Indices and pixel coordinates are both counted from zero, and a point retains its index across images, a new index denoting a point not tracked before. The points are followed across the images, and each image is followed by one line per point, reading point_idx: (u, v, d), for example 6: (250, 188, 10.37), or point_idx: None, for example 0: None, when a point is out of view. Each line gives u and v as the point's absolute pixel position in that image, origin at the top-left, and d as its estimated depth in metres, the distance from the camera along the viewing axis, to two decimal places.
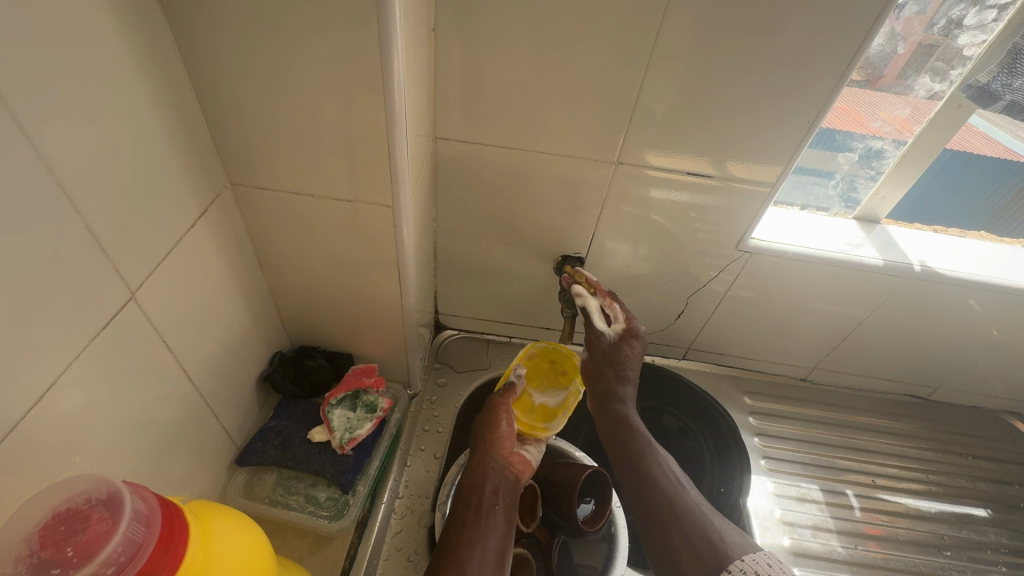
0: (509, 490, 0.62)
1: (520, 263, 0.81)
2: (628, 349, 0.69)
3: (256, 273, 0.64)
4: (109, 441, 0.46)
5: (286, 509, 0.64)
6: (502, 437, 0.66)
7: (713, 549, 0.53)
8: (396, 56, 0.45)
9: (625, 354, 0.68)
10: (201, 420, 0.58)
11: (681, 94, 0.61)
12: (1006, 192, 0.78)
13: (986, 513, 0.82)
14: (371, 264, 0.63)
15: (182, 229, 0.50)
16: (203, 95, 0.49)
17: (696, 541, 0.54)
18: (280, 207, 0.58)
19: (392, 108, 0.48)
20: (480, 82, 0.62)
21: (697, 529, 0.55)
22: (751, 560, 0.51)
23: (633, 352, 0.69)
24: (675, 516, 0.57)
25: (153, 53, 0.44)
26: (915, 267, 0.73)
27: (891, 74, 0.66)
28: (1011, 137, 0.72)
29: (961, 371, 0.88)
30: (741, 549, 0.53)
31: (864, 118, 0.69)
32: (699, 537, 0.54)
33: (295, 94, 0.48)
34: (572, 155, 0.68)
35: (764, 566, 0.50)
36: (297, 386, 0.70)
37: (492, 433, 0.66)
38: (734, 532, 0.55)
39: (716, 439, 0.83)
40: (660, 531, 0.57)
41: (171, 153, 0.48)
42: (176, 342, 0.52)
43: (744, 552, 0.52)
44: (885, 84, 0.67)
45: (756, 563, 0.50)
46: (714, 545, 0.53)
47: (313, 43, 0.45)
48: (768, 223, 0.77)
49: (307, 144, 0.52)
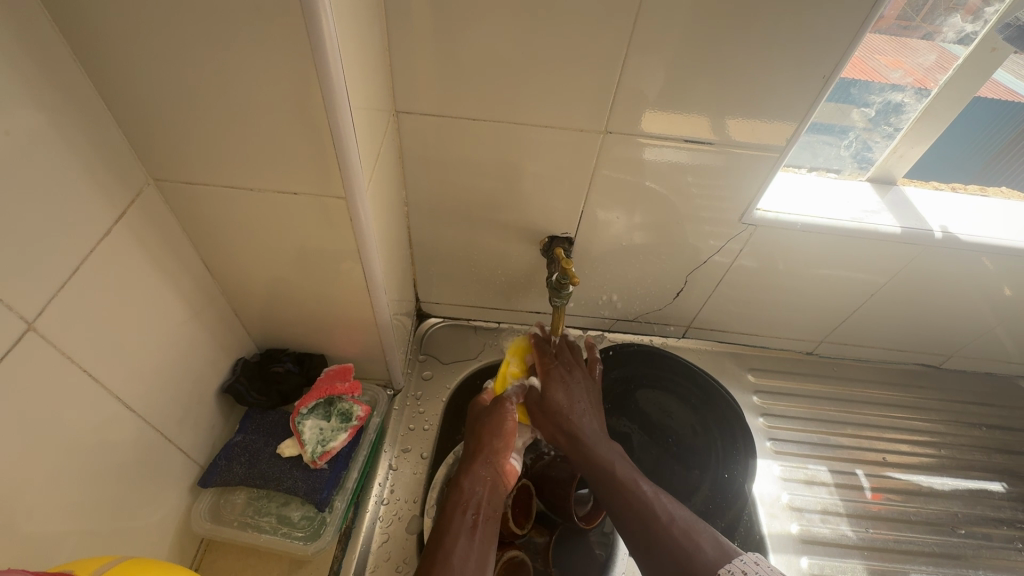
0: (490, 500, 0.58)
1: (503, 247, 0.74)
2: (570, 383, 0.67)
3: (202, 276, 0.58)
4: (38, 490, 0.41)
5: (257, 533, 0.60)
6: (506, 437, 0.64)
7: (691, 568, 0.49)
8: (326, 21, 0.38)
9: (561, 395, 0.66)
10: (153, 446, 0.53)
11: (676, 55, 0.53)
12: (1010, 133, 0.68)
13: (1002, 487, 0.79)
14: (333, 261, 0.56)
15: (92, 242, 0.43)
16: (97, 76, 0.41)
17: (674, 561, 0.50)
18: (217, 204, 0.51)
19: (328, 88, 0.41)
20: (441, 43, 0.54)
21: (682, 556, 0.50)
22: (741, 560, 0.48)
23: (576, 387, 0.68)
24: (663, 547, 0.51)
25: (17, 27, 0.35)
26: (936, 233, 0.67)
27: (889, 16, 0.56)
28: (1012, 75, 0.61)
29: (978, 338, 0.83)
30: (717, 566, 0.48)
31: (866, 66, 0.60)
32: (674, 554, 0.50)
33: (208, 70, 0.40)
34: (552, 127, 0.60)
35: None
36: (264, 397, 0.65)
37: (486, 443, 0.63)
38: (691, 518, 0.54)
39: (723, 427, 0.77)
40: (651, 563, 0.52)
41: (62, 152, 0.40)
42: (103, 370, 0.46)
43: (724, 562, 0.49)
44: (881, 28, 0.57)
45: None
46: (690, 557, 0.50)
47: (223, 10, 0.37)
48: (777, 191, 0.70)
49: (236, 133, 0.45)
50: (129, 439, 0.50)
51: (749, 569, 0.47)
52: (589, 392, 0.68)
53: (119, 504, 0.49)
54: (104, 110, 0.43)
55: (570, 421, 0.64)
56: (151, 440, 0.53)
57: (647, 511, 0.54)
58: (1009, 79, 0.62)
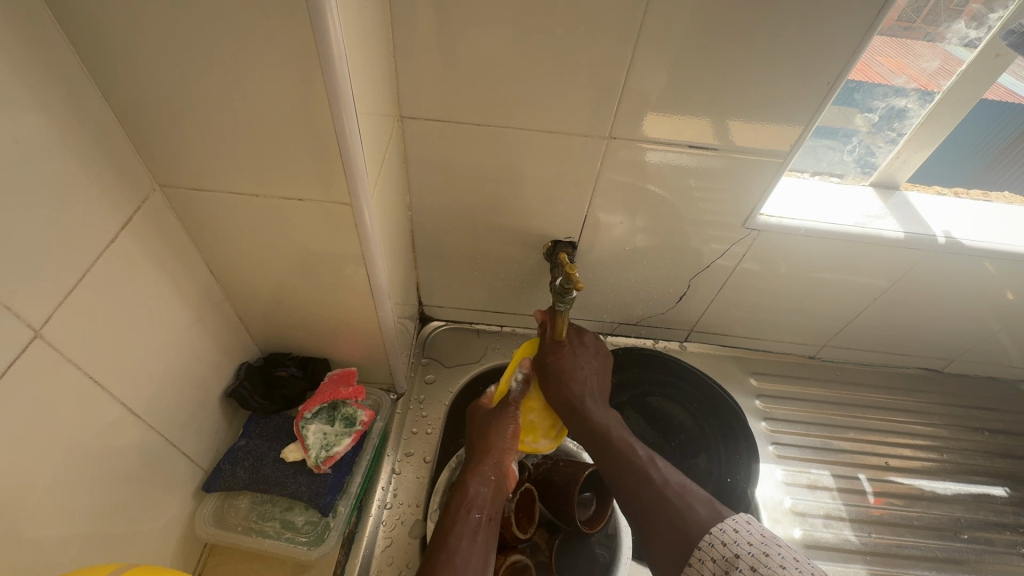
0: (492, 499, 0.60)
1: (506, 251, 0.74)
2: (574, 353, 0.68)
3: (206, 281, 0.58)
4: (43, 497, 0.41)
5: (261, 538, 0.60)
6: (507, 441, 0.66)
7: (682, 530, 0.48)
8: (332, 29, 0.38)
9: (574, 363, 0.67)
10: (158, 451, 0.53)
11: (680, 60, 0.53)
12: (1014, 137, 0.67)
13: (1004, 492, 0.79)
14: (337, 266, 0.56)
15: (97, 249, 0.43)
16: (103, 84, 0.41)
17: (666, 523, 0.49)
18: (222, 210, 0.51)
19: (334, 94, 0.41)
20: (445, 49, 0.54)
21: (674, 517, 0.49)
22: (733, 522, 0.46)
23: (582, 356, 0.69)
24: (657, 507, 0.51)
25: (24, 37, 0.35)
26: (938, 239, 0.67)
27: (891, 18, 0.55)
28: (1011, 75, 0.61)
29: (980, 343, 0.83)
30: (708, 524, 0.47)
31: (866, 66, 0.59)
32: (666, 517, 0.50)
33: (214, 77, 0.41)
34: (556, 132, 0.60)
35: (731, 534, 0.45)
36: (267, 401, 0.65)
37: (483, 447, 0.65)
38: (686, 482, 0.53)
39: (726, 431, 0.78)
40: (644, 525, 0.51)
41: (68, 160, 0.40)
42: (108, 376, 0.46)
43: (716, 522, 0.47)
44: (884, 30, 0.56)
45: (725, 534, 0.45)
46: (682, 518, 0.49)
47: (230, 18, 0.37)
48: (780, 195, 0.70)
49: (242, 139, 0.45)
50: (134, 444, 0.50)
51: (739, 528, 0.45)
52: (597, 361, 0.69)
53: (124, 509, 0.50)
54: (110, 117, 0.43)
55: (578, 392, 0.65)
56: (155, 445, 0.53)
57: (642, 476, 0.54)
58: (1011, 80, 0.62)
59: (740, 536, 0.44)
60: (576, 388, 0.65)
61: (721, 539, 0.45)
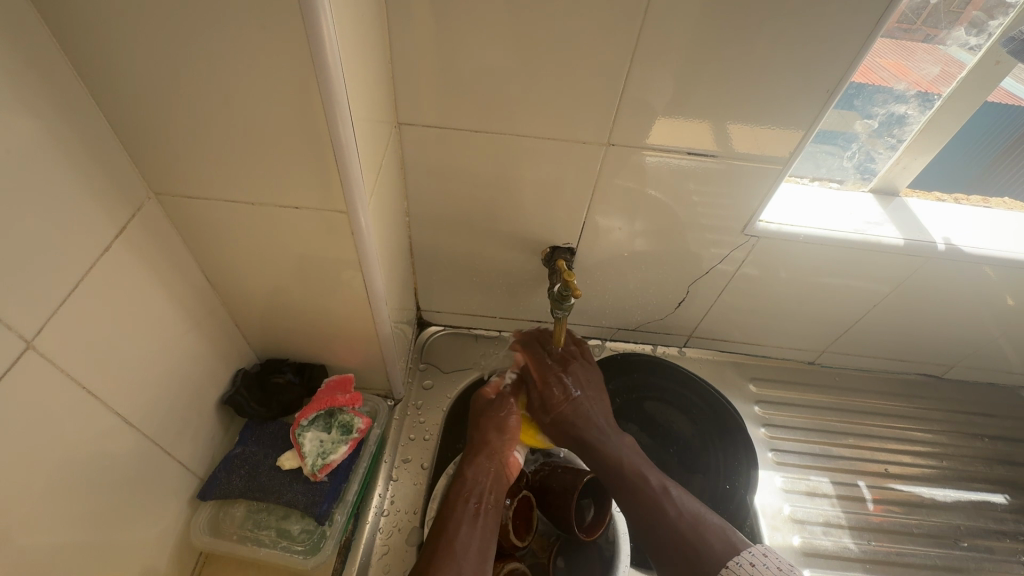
0: (495, 484, 0.63)
1: (504, 257, 0.74)
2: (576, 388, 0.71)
3: (202, 288, 0.57)
4: (36, 509, 0.41)
5: (256, 547, 0.59)
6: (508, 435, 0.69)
7: (698, 561, 0.55)
8: (328, 38, 0.38)
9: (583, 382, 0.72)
10: (153, 460, 0.53)
11: (679, 67, 0.53)
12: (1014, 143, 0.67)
13: (1004, 499, 0.79)
14: (334, 273, 0.56)
15: (92, 258, 0.43)
16: (98, 93, 0.41)
17: (682, 552, 0.57)
18: (219, 217, 0.51)
19: (330, 101, 0.41)
20: (442, 56, 0.54)
21: (690, 547, 0.56)
22: (749, 554, 0.53)
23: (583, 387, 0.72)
24: (674, 537, 0.58)
25: (18, 47, 0.35)
26: (938, 245, 0.67)
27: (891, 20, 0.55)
28: (1012, 80, 0.61)
29: (980, 349, 0.83)
30: (725, 555, 0.54)
31: (870, 70, 0.60)
32: (683, 547, 0.57)
33: (209, 87, 0.41)
34: (554, 139, 0.60)
35: (748, 568, 0.51)
36: (264, 408, 0.65)
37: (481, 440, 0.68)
38: (700, 512, 0.59)
39: (726, 436, 0.77)
40: (662, 550, 0.58)
41: (62, 169, 0.40)
42: (102, 385, 0.46)
43: (731, 554, 0.54)
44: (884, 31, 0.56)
45: (741, 566, 0.52)
46: (697, 549, 0.56)
47: (225, 28, 0.37)
48: (779, 202, 0.70)
49: (238, 148, 0.45)
50: (129, 453, 0.50)
51: (756, 562, 0.51)
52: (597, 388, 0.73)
53: (119, 518, 0.49)
54: (106, 126, 0.43)
55: (590, 411, 0.70)
56: (150, 453, 0.53)
57: (657, 506, 0.60)
58: (1011, 84, 0.61)
59: (756, 569, 0.51)
60: (588, 406, 0.70)
61: (739, 569, 0.52)
